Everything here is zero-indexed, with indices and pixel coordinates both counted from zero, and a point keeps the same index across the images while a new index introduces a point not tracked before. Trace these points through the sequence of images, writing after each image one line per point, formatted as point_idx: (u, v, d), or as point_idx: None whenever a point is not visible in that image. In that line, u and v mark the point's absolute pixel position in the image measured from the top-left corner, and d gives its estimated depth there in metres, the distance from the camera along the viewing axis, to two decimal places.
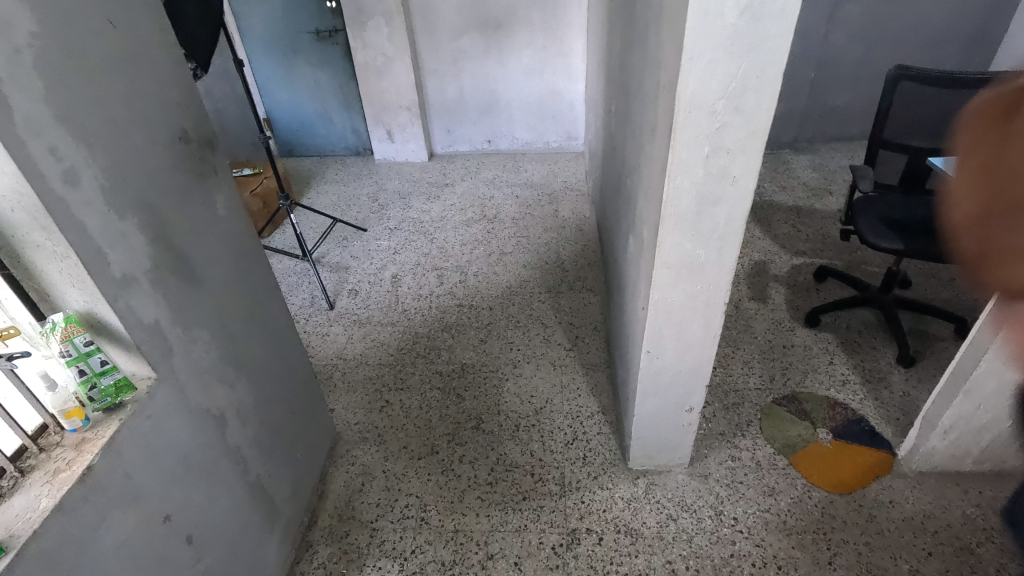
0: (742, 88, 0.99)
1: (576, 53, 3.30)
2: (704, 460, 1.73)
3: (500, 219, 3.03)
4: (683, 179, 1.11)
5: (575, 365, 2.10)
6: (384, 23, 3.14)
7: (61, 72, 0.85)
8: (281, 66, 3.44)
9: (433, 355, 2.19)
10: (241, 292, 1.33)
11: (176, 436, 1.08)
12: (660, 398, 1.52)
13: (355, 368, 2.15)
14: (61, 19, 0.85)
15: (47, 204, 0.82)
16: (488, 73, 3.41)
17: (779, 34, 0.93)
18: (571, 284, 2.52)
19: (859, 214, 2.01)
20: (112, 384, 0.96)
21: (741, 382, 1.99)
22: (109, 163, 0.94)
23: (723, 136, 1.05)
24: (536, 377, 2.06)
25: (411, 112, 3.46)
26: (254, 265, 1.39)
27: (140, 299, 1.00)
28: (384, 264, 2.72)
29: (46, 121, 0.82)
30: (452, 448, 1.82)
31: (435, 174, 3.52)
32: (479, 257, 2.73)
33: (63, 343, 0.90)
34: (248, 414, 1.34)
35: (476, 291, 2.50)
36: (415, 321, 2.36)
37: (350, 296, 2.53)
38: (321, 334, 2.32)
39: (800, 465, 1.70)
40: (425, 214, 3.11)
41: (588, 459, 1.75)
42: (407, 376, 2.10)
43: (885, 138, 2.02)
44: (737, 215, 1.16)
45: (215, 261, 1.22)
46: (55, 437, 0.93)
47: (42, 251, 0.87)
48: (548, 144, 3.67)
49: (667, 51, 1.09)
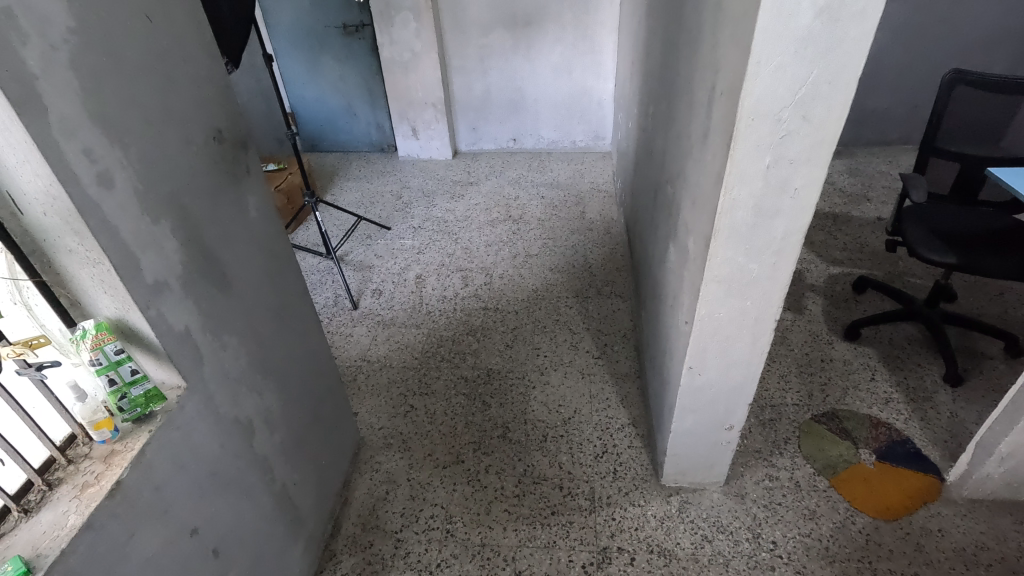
0: (812, 94, 0.92)
1: (606, 51, 3.22)
2: (740, 478, 1.66)
3: (526, 220, 2.97)
4: (741, 190, 1.04)
5: (604, 374, 2.04)
6: (411, 18, 3.10)
7: (97, 69, 0.81)
8: (307, 60, 3.42)
9: (458, 359, 2.14)
10: (271, 297, 1.29)
11: (204, 447, 1.04)
12: (700, 415, 1.45)
13: (379, 371, 2.11)
14: (97, 13, 0.81)
15: (81, 208, 0.78)
16: (515, 71, 3.35)
17: (857, 38, 0.86)
18: (599, 289, 2.45)
19: (907, 225, 1.92)
20: (142, 394, 0.94)
21: (778, 397, 1.92)
22: (143, 163, 0.90)
23: (786, 147, 0.98)
24: (565, 386, 2.01)
25: (437, 109, 3.41)
26: (284, 268, 1.35)
27: (171, 305, 0.96)
28: (408, 264, 2.68)
29: (81, 121, 0.78)
30: (478, 457, 1.77)
31: (459, 172, 3.47)
32: (504, 259, 2.68)
33: (93, 351, 0.88)
34: (276, 421, 1.31)
35: (502, 294, 2.45)
36: (440, 323, 2.31)
37: (374, 296, 2.49)
38: (344, 334, 2.29)
39: (842, 487, 1.63)
40: (449, 213, 3.07)
41: (619, 474, 1.70)
42: (432, 380, 2.06)
43: (938, 145, 1.92)
44: (796, 228, 1.09)
45: (247, 265, 1.19)
46: (83, 448, 0.90)
47: (74, 256, 0.83)
48: (575, 143, 3.60)
49: (726, 53, 1.03)
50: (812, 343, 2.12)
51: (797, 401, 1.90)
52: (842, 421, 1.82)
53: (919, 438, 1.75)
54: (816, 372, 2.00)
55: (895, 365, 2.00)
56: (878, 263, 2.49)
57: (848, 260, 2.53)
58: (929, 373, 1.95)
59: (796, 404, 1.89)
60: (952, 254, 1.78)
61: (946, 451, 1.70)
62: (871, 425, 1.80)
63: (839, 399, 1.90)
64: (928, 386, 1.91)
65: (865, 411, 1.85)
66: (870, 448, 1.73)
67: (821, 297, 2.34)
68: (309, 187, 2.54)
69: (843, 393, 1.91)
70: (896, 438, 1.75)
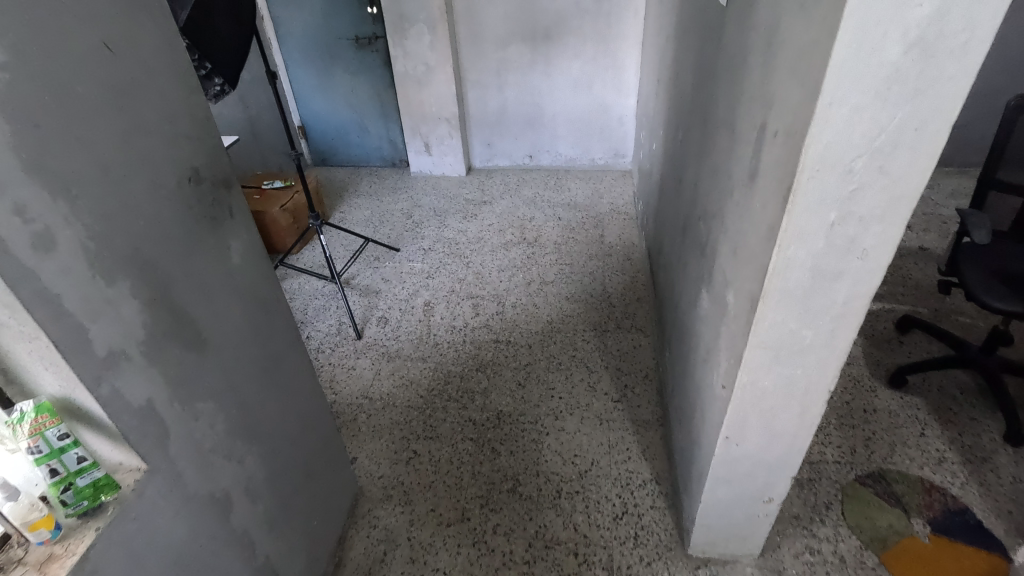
0: (893, 141, 0.76)
1: (629, 65, 3.07)
2: (776, 551, 1.48)
3: (541, 243, 2.82)
4: (798, 249, 0.88)
5: (624, 422, 1.88)
6: (426, 31, 2.98)
7: (36, 109, 0.68)
8: (318, 73, 3.32)
9: (466, 399, 1.99)
10: (256, 350, 1.15)
11: (168, 536, 0.90)
12: (735, 486, 1.28)
13: (381, 411, 1.97)
14: (39, 44, 0.68)
15: (8, 278, 0.65)
16: (533, 86, 3.21)
17: (955, 76, 0.70)
18: (619, 322, 2.29)
19: (963, 265, 1.74)
20: (90, 484, 0.80)
21: (816, 453, 1.73)
22: (95, 216, 0.77)
23: (856, 201, 0.82)
24: (581, 433, 1.84)
25: (451, 124, 3.28)
26: (273, 315, 1.21)
27: (130, 378, 0.83)
28: (416, 290, 2.54)
29: (13, 174, 0.65)
30: (485, 515, 1.62)
31: (473, 190, 3.34)
32: (518, 286, 2.53)
33: (32, 438, 0.74)
34: (259, 489, 1.17)
35: (514, 326, 2.30)
36: (448, 357, 2.17)
37: (379, 324, 2.36)
38: (346, 368, 2.16)
39: (893, 565, 1.44)
40: (461, 234, 2.93)
41: (640, 540, 1.53)
42: (437, 423, 1.91)
43: (999, 178, 1.74)
44: (861, 293, 0.92)
45: (226, 318, 1.05)
46: (16, 551, 0.76)
47: (5, 331, 0.70)
48: (594, 161, 3.44)
49: (783, 88, 0.87)
50: (852, 390, 1.93)
51: (838, 458, 1.71)
52: (891, 484, 1.63)
53: (979, 507, 1.56)
54: (859, 424, 1.81)
55: (947, 418, 1.81)
56: (923, 299, 2.29)
57: (890, 295, 2.34)
58: (987, 430, 1.76)
59: (837, 461, 1.70)
60: (1018, 300, 1.59)
61: (1012, 525, 1.51)
62: (923, 489, 1.61)
63: (885, 457, 1.71)
64: (986, 445, 1.72)
65: (916, 472, 1.66)
66: (924, 518, 1.54)
67: (861, 336, 2.15)
68: (314, 209, 2.42)
69: (890, 450, 1.73)
70: (953, 506, 1.56)
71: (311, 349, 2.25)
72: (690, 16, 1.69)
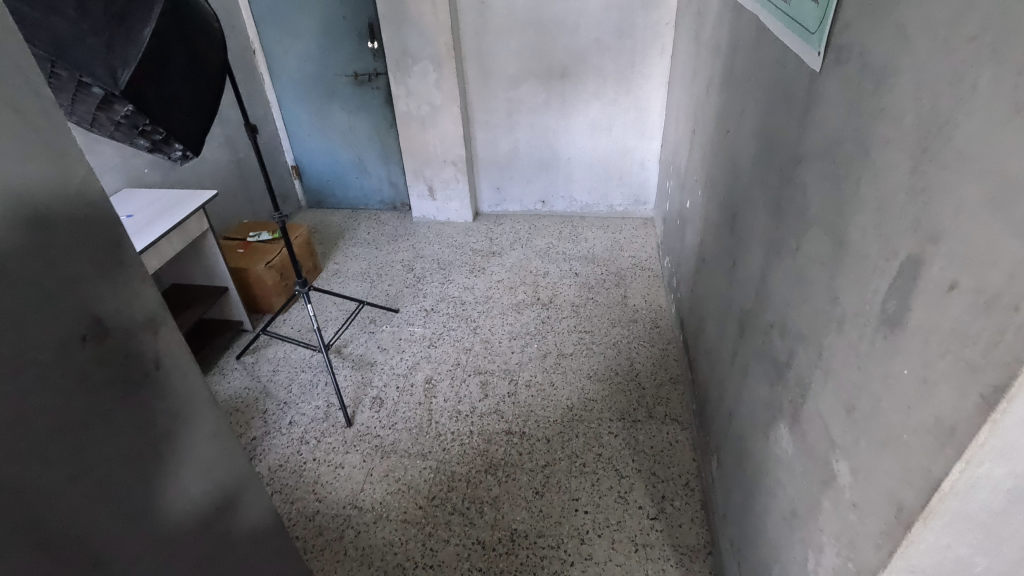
0: None
1: (653, 107, 2.80)
2: None
3: (558, 304, 2.52)
4: (997, 466, 0.58)
5: (663, 548, 1.55)
6: (431, 68, 2.72)
7: None
8: (313, 110, 3.07)
9: (474, 512, 1.67)
10: (195, 507, 0.84)
11: None
12: None
13: (372, 528, 1.65)
14: None
15: None
16: (547, 127, 2.94)
17: None
18: (650, 410, 1.98)
19: None
20: None
21: None
22: None
23: None
24: (612, 564, 1.52)
25: (457, 167, 3.01)
26: (224, 482, 0.90)
27: None
28: (416, 363, 2.24)
29: None
30: None
31: (480, 239, 3.05)
32: (531, 359, 2.22)
33: None
34: None
35: (528, 413, 1.99)
36: (453, 455, 1.85)
37: (372, 407, 2.05)
38: (333, 466, 1.84)
39: None
40: (467, 292, 2.63)
41: None
42: (439, 546, 1.59)
43: None
44: None
45: (147, 513, 0.74)
46: None
47: None
48: (612, 208, 3.16)
49: (965, 225, 0.59)
50: None
51: None
52: None
53: None
54: None
55: None
56: None
57: None
58: None
59: None
60: None
61: None
62: None
63: None
64: None
65: None
66: None
67: None
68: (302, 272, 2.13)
69: None
70: None
71: (295, 441, 1.93)
72: (748, 69, 1.41)
